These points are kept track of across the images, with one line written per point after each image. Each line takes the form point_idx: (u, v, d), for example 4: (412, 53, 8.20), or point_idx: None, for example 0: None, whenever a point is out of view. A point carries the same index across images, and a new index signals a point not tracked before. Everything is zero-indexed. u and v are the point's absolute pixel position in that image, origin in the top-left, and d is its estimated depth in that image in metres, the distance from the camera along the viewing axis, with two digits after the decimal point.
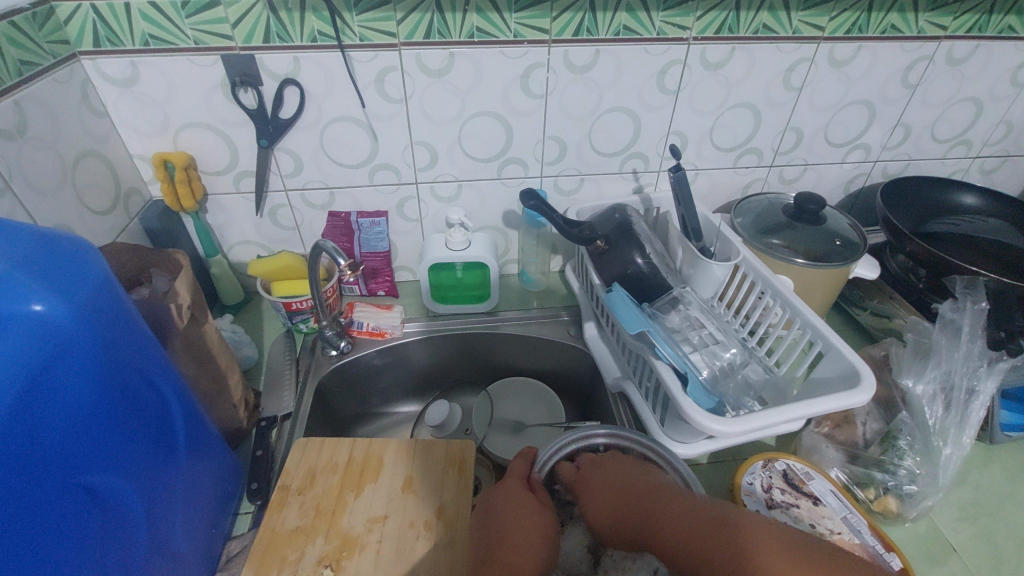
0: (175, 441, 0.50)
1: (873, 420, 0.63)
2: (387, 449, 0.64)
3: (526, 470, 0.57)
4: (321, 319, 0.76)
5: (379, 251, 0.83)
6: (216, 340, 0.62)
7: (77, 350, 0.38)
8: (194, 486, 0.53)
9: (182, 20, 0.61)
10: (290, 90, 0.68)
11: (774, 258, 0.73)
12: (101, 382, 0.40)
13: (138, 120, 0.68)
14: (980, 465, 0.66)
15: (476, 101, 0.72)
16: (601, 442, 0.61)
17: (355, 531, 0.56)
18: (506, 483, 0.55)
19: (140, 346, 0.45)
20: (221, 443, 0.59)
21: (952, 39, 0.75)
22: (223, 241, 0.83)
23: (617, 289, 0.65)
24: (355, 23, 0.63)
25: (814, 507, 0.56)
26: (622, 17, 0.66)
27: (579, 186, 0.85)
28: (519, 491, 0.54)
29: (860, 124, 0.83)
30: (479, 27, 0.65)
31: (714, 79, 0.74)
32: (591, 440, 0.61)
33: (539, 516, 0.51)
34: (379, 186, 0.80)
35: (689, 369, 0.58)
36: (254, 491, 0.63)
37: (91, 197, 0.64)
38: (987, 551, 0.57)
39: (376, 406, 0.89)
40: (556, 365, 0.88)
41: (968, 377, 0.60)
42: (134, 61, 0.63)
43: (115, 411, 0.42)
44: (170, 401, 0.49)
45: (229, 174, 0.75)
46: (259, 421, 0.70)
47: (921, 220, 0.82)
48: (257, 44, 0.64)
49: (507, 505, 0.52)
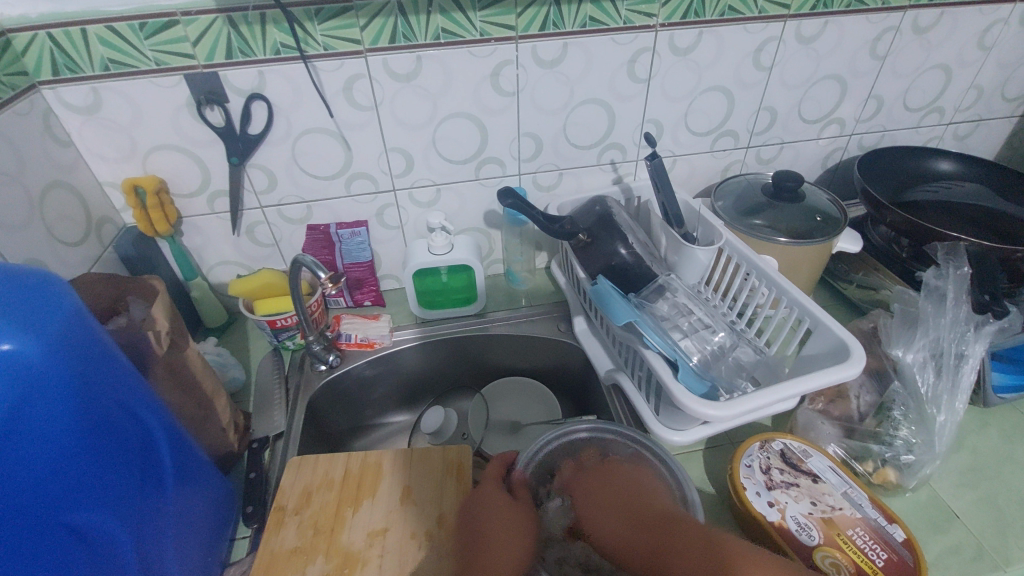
0: (163, 472, 0.49)
1: (867, 393, 0.63)
2: (382, 461, 0.63)
3: (501, 471, 0.57)
4: (307, 334, 0.75)
5: (362, 261, 0.82)
6: (199, 364, 0.60)
7: (52, 388, 0.37)
8: (187, 516, 0.52)
9: (141, 42, 0.60)
10: (258, 105, 0.67)
11: (757, 238, 0.73)
12: (81, 416, 0.39)
13: (104, 147, 0.67)
14: (975, 429, 0.66)
15: (448, 103, 0.71)
16: (581, 436, 0.61)
17: (356, 547, 0.56)
18: (484, 489, 0.55)
19: (118, 377, 0.43)
20: (212, 468, 0.58)
21: (916, 8, 0.75)
22: (201, 263, 0.82)
23: (602, 280, 0.64)
24: (318, 33, 0.62)
25: (814, 484, 0.55)
26: (587, 8, 0.66)
27: (558, 181, 0.84)
28: (498, 497, 0.53)
29: (833, 98, 0.83)
30: (443, 28, 0.65)
31: (684, 64, 0.74)
32: (572, 435, 0.61)
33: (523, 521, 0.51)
34: (356, 196, 0.79)
35: (679, 357, 0.57)
36: (250, 514, 0.62)
37: (62, 228, 0.63)
38: (990, 516, 0.57)
39: (370, 419, 0.88)
40: (550, 363, 0.88)
41: (957, 342, 0.60)
42: (96, 87, 0.62)
43: (97, 445, 0.41)
44: (156, 432, 0.48)
45: (203, 195, 0.74)
46: (251, 443, 0.69)
47: (902, 190, 0.82)
48: (219, 61, 0.62)
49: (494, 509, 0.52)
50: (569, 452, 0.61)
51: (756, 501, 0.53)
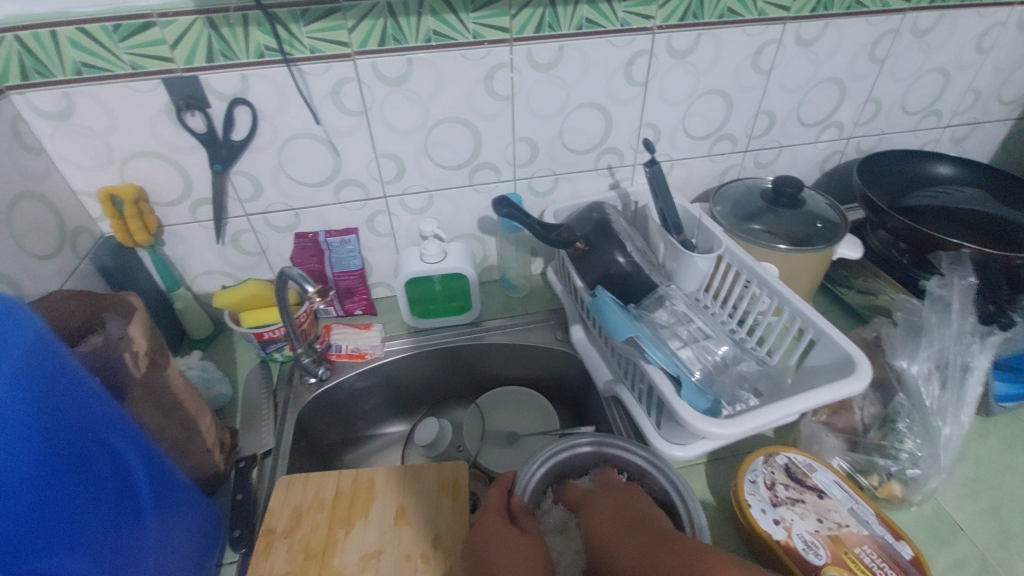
0: (140, 501, 0.46)
1: (871, 404, 0.62)
2: (375, 479, 0.61)
3: (504, 501, 0.54)
4: (296, 347, 0.72)
5: (352, 270, 0.79)
6: (182, 384, 0.57)
7: (14, 420, 0.34)
8: (167, 545, 0.50)
9: (116, 45, 0.57)
10: (242, 110, 0.64)
11: (757, 245, 0.72)
12: (46, 449, 0.36)
13: (79, 154, 0.64)
14: (978, 438, 0.65)
15: (440, 108, 0.69)
16: (584, 452, 0.60)
17: (348, 571, 0.54)
18: (485, 521, 0.51)
19: (88, 404, 0.41)
20: (195, 492, 0.56)
21: (916, 11, 0.74)
22: (185, 273, 0.79)
23: (602, 291, 0.62)
24: (303, 35, 0.60)
25: (820, 500, 0.54)
26: (584, 10, 0.64)
27: (553, 186, 0.82)
28: (499, 529, 0.50)
29: (831, 101, 0.82)
30: (435, 30, 0.62)
31: (682, 67, 0.72)
32: (577, 450, 0.59)
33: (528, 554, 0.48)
34: (346, 203, 0.76)
35: (681, 371, 0.56)
36: (237, 539, 0.59)
37: (33, 241, 0.60)
38: (995, 528, 0.57)
39: (362, 431, 0.85)
40: (546, 371, 0.86)
41: (962, 354, 0.59)
42: (68, 92, 0.59)
43: (67, 479, 0.38)
44: (130, 459, 0.45)
45: (185, 204, 0.71)
46: (238, 462, 0.66)
47: (902, 194, 0.81)
48: (200, 65, 0.60)
49: (496, 545, 0.49)
50: (570, 466, 0.60)
51: (762, 519, 0.52)
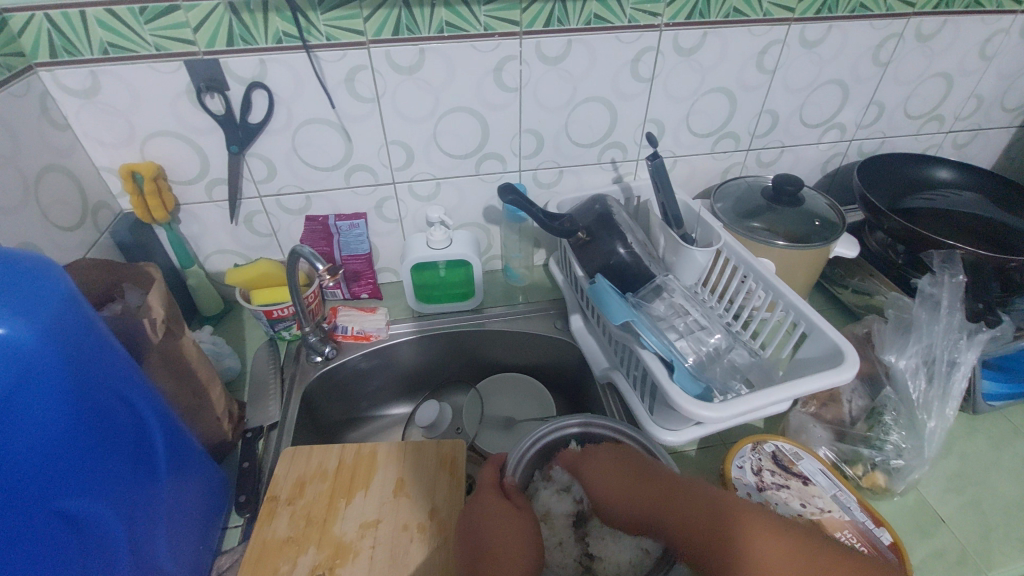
0: (157, 460, 0.49)
1: (859, 397, 0.64)
2: (376, 452, 0.64)
3: (497, 477, 0.56)
4: (303, 325, 0.75)
5: (360, 253, 0.82)
6: (195, 353, 0.60)
7: (45, 374, 0.36)
8: (179, 505, 0.52)
9: (141, 27, 0.59)
10: (259, 94, 0.67)
11: (755, 241, 0.73)
12: (73, 404, 0.39)
13: (102, 131, 0.66)
14: (964, 435, 0.67)
15: (450, 97, 0.71)
16: (572, 433, 0.62)
17: (348, 538, 0.56)
18: (481, 496, 0.53)
19: (114, 365, 0.43)
20: (206, 458, 0.58)
21: (920, 16, 0.75)
22: (198, 252, 0.81)
23: (601, 280, 0.64)
24: (321, 22, 0.62)
25: (804, 486, 0.56)
26: (593, 6, 0.66)
27: (558, 178, 0.84)
28: (494, 502, 0.52)
29: (834, 103, 0.83)
30: (448, 21, 0.64)
31: (687, 65, 0.74)
32: (565, 430, 0.62)
33: (519, 523, 0.50)
34: (356, 188, 0.78)
35: (675, 357, 0.58)
36: (242, 504, 0.62)
37: (57, 213, 0.62)
38: (975, 521, 0.58)
39: (365, 411, 0.88)
40: (545, 360, 0.88)
41: (949, 349, 0.61)
42: (94, 71, 0.61)
43: (89, 433, 0.40)
44: (149, 420, 0.48)
45: (201, 183, 0.74)
46: (245, 433, 0.69)
47: (901, 197, 0.83)
48: (220, 48, 0.62)
49: (489, 515, 0.51)
50: (555, 448, 0.62)
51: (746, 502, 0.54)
